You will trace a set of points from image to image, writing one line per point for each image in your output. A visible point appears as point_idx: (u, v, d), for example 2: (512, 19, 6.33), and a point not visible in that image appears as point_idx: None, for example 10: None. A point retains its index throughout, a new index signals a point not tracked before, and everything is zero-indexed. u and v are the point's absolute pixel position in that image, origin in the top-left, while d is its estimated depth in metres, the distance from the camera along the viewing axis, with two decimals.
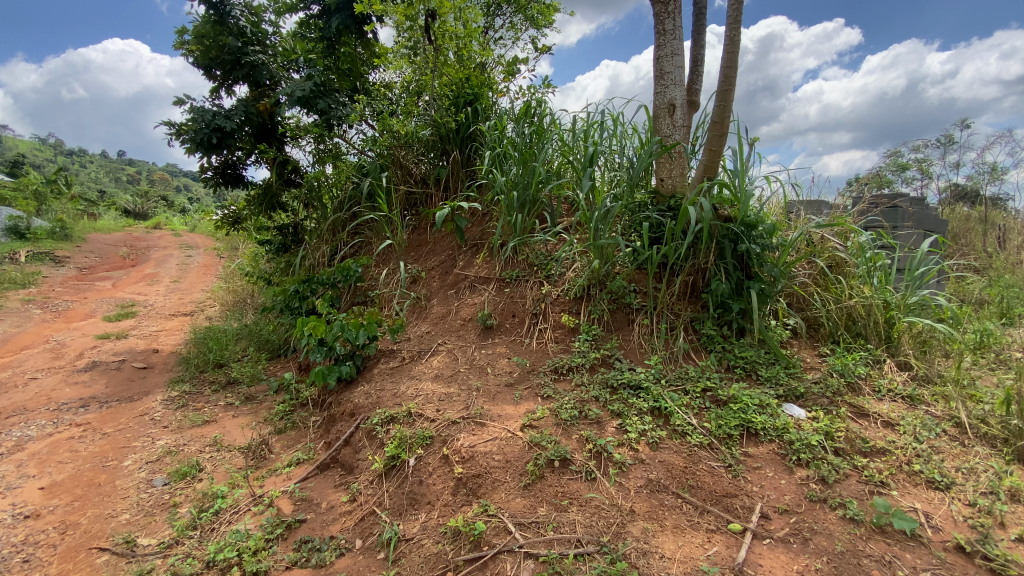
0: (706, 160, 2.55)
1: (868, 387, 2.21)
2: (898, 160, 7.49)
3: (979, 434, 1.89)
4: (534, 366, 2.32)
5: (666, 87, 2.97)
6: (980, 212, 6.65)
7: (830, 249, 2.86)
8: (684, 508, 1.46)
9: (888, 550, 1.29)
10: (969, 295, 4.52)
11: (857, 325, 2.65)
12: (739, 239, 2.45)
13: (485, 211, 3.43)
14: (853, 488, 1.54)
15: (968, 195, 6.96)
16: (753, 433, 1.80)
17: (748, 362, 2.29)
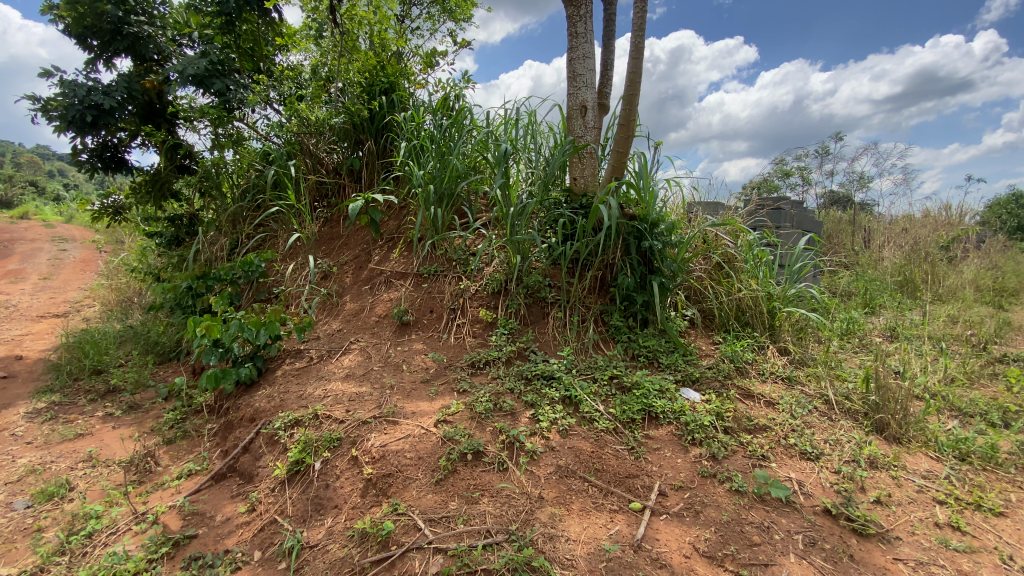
0: (614, 161, 2.66)
1: (754, 370, 2.44)
2: (784, 168, 8.32)
3: (843, 410, 2.15)
4: (451, 362, 2.30)
5: (579, 89, 3.06)
6: (850, 215, 7.55)
7: (723, 246, 3.12)
8: (590, 492, 1.52)
9: (768, 517, 1.43)
10: (840, 288, 5.13)
11: (746, 315, 2.92)
12: (643, 236, 2.60)
13: (401, 204, 3.35)
14: (739, 463, 1.70)
15: (840, 200, 7.88)
16: (654, 416, 1.92)
17: (651, 351, 2.44)
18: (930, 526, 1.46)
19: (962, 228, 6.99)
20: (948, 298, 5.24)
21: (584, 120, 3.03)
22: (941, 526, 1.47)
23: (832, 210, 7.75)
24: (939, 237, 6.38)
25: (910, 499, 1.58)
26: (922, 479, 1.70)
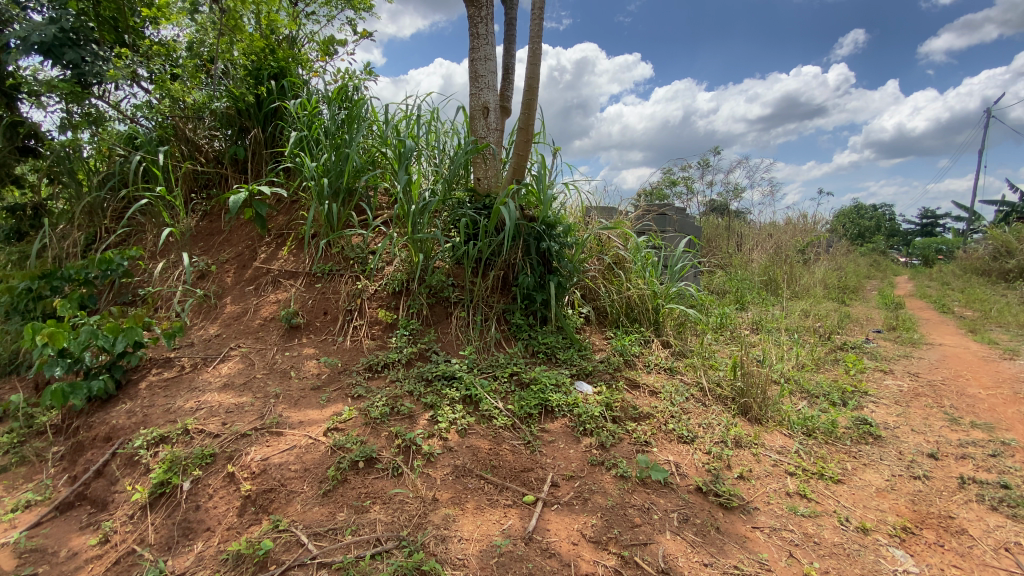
0: (515, 163, 2.70)
1: (640, 363, 2.62)
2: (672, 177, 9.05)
3: (715, 395, 2.37)
4: (346, 366, 2.19)
5: (480, 90, 3.08)
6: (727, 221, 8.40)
7: (614, 248, 3.31)
8: (486, 489, 1.52)
9: (648, 498, 1.53)
10: (716, 286, 5.69)
11: (635, 312, 3.12)
12: (542, 237, 2.68)
13: (292, 199, 3.14)
14: (625, 450, 1.80)
15: (718, 208, 8.74)
16: (550, 410, 1.98)
17: (549, 348, 2.51)
18: (782, 495, 1.65)
19: (814, 234, 8.06)
20: (801, 295, 6.01)
21: (486, 121, 3.03)
22: (792, 495, 1.66)
23: (711, 216, 8.54)
24: (796, 242, 7.31)
25: (767, 473, 1.78)
26: (777, 454, 1.93)
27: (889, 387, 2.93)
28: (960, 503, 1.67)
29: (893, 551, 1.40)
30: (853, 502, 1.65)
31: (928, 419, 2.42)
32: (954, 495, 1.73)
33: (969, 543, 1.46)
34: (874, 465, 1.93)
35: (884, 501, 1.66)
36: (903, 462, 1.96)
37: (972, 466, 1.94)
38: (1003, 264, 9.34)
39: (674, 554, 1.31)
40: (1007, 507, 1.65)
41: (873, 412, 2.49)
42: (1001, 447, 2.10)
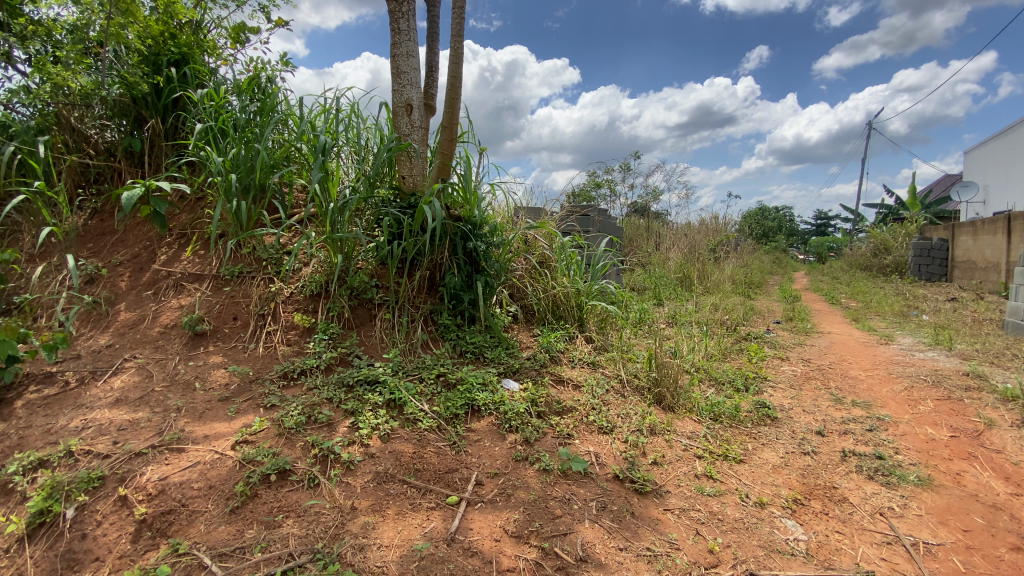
0: (439, 162, 2.67)
1: (565, 358, 2.70)
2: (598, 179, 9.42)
3: (633, 386, 2.50)
4: (259, 374, 2.06)
5: (403, 87, 2.97)
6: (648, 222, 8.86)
7: (540, 247, 3.37)
8: (408, 493, 1.49)
9: (569, 489, 1.58)
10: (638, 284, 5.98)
11: (561, 309, 3.20)
12: (468, 237, 2.67)
13: (197, 196, 2.91)
14: (548, 444, 1.85)
15: (640, 209, 9.20)
16: (476, 409, 1.98)
17: (477, 347, 2.51)
18: (691, 477, 1.76)
19: (724, 234, 8.66)
20: (712, 291, 6.46)
21: (410, 118, 2.95)
22: (700, 476, 1.78)
23: (633, 217, 8.94)
24: (709, 241, 7.84)
25: (679, 457, 1.89)
26: (688, 439, 2.06)
27: (786, 372, 3.21)
28: (843, 475, 1.87)
29: (785, 522, 1.54)
30: (753, 480, 1.79)
31: (817, 400, 2.69)
32: (838, 467, 1.93)
33: (848, 510, 1.64)
34: (771, 444, 2.11)
35: (780, 477, 1.82)
36: (796, 440, 2.16)
37: (853, 440, 2.18)
38: (880, 260, 10.56)
39: (592, 542, 1.35)
40: (879, 475, 1.87)
41: (771, 395, 2.72)
42: (876, 422, 2.38)
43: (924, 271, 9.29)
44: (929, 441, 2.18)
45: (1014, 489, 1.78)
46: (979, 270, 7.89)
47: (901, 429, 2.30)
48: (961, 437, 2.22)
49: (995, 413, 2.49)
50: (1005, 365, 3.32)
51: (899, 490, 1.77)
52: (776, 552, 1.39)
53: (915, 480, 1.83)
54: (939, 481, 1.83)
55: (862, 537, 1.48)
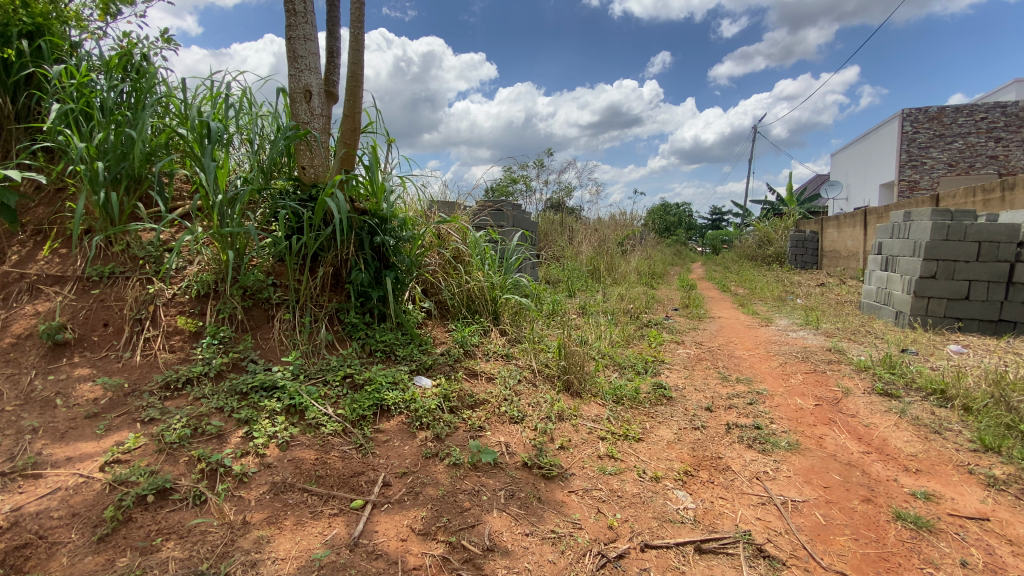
0: (342, 152, 2.53)
1: (479, 352, 2.71)
2: (513, 175, 9.57)
3: (544, 375, 2.57)
4: (136, 386, 1.84)
5: (301, 72, 2.67)
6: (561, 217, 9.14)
7: (453, 242, 3.31)
8: (309, 502, 1.42)
9: (478, 481, 1.59)
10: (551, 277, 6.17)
11: (475, 303, 3.20)
12: (375, 231, 2.58)
13: (57, 186, 2.55)
14: (459, 438, 1.84)
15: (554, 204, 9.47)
16: (385, 409, 1.92)
17: (388, 345, 2.44)
18: (594, 458, 1.85)
19: (630, 229, 9.13)
20: (620, 282, 6.80)
21: (309, 105, 2.66)
22: (603, 457, 1.87)
23: (547, 212, 9.15)
24: (617, 235, 8.26)
25: (584, 441, 1.98)
26: (593, 422, 2.16)
27: (682, 355, 3.47)
28: (727, 445, 2.06)
29: (677, 493, 1.66)
30: (650, 456, 1.92)
31: (707, 378, 2.94)
32: (723, 439, 2.11)
33: (731, 477, 1.80)
34: (666, 422, 2.26)
35: (673, 452, 1.97)
36: (689, 417, 2.34)
37: (736, 414, 2.40)
38: (764, 251, 11.72)
39: (499, 530, 1.37)
40: (757, 443, 2.08)
41: (668, 376, 2.94)
42: (756, 396, 2.64)
43: (799, 260, 10.45)
44: (798, 410, 2.46)
45: (863, 447, 2.06)
46: (842, 259, 9.01)
47: (776, 400, 2.58)
48: (823, 405, 2.53)
49: (850, 382, 2.86)
50: (859, 341, 3.82)
51: (773, 455, 1.98)
52: (668, 522, 1.50)
53: (786, 445, 2.06)
54: (805, 444, 2.08)
55: (742, 501, 1.64)
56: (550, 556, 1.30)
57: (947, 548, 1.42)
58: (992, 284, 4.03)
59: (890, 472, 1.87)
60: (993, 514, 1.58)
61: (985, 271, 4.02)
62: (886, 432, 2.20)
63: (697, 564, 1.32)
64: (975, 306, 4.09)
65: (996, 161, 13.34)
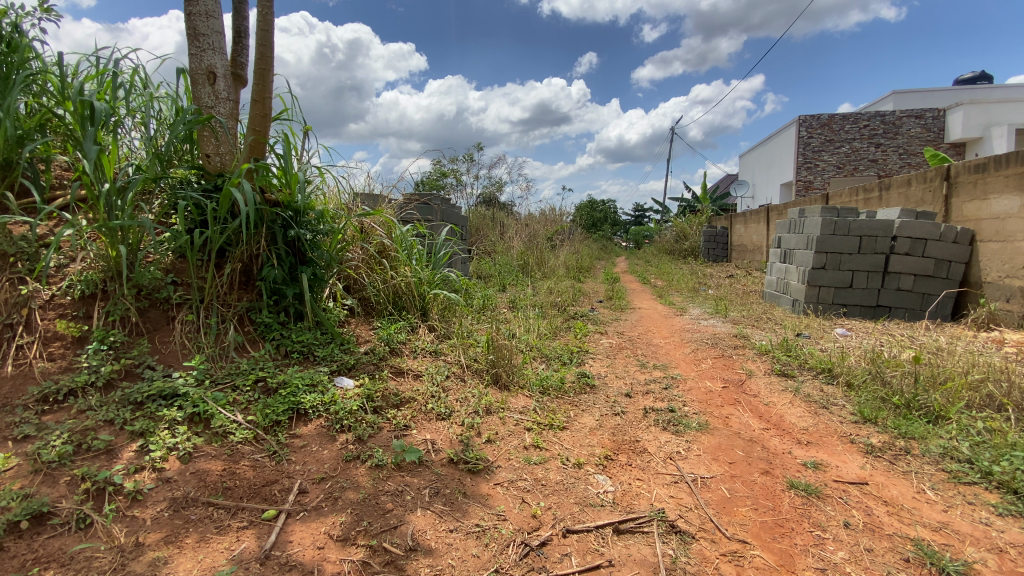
0: (251, 139, 2.36)
1: (406, 349, 2.65)
2: (444, 168, 9.46)
3: (472, 370, 2.56)
4: (6, 401, 1.60)
5: (202, 52, 2.40)
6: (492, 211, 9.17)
7: (377, 236, 3.21)
8: (214, 516, 1.32)
9: (402, 481, 1.55)
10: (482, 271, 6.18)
11: (401, 300, 3.13)
12: (289, 225, 2.43)
13: None
14: (383, 438, 1.79)
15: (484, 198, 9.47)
16: (302, 413, 1.83)
17: (305, 346, 2.31)
18: (520, 449, 1.87)
19: (559, 224, 9.34)
20: (549, 276, 6.95)
21: (214, 88, 2.42)
22: (528, 447, 1.90)
23: (478, 207, 9.15)
24: (546, 230, 8.42)
25: (510, 433, 2.00)
26: (520, 414, 2.18)
27: (605, 345, 3.60)
28: (645, 428, 2.16)
29: (598, 477, 1.72)
30: (573, 444, 1.97)
31: (628, 366, 3.08)
32: (641, 423, 2.22)
33: (647, 458, 1.89)
34: (589, 409, 2.34)
35: (595, 438, 2.04)
36: (610, 403, 2.43)
37: (653, 398, 2.53)
38: (681, 245, 12.46)
39: (422, 529, 1.35)
40: (671, 425, 2.20)
41: (591, 365, 3.04)
42: (671, 380, 2.81)
43: (712, 254, 11.21)
44: (708, 392, 2.64)
45: (764, 424, 2.25)
46: (748, 253, 9.77)
47: (689, 384, 2.75)
48: (730, 386, 2.73)
49: (753, 365, 3.12)
50: (762, 326, 4.17)
51: (685, 436, 2.11)
52: (589, 506, 1.55)
53: (696, 426, 2.20)
54: (713, 424, 2.23)
55: (657, 481, 1.73)
56: (474, 551, 1.30)
57: (833, 511, 1.58)
58: (871, 274, 4.54)
59: (786, 445, 2.05)
60: (871, 478, 1.78)
61: (865, 262, 4.51)
62: (783, 409, 2.42)
63: (615, 544, 1.38)
64: (858, 293, 4.58)
65: (875, 164, 14.99)
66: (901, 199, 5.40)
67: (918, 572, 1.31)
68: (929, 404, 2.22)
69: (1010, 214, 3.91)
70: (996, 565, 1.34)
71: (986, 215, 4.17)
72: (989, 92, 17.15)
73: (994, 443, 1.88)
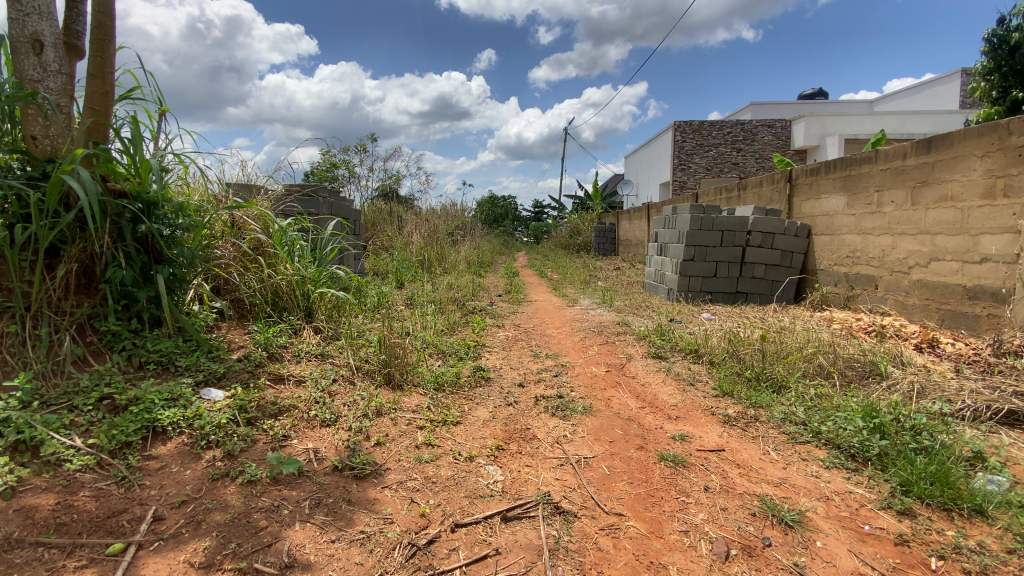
0: (89, 120, 2.03)
1: (287, 354, 2.47)
2: (335, 157, 8.96)
3: (362, 371, 2.47)
4: None
5: (26, 15, 1.96)
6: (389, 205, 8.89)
7: (250, 232, 2.94)
8: (44, 558, 1.13)
9: (279, 496, 1.45)
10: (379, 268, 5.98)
11: (281, 300, 2.90)
12: (140, 220, 2.13)
13: None
14: (257, 451, 1.66)
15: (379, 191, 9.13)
16: (159, 431, 1.63)
17: (164, 355, 2.05)
18: (411, 449, 1.84)
19: (459, 219, 9.31)
20: (450, 271, 6.91)
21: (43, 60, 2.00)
22: (420, 446, 1.87)
23: (375, 199, 8.81)
24: (447, 225, 8.34)
25: (401, 433, 1.95)
26: (412, 413, 2.15)
27: (501, 337, 3.67)
28: (535, 416, 2.24)
29: (488, 468, 1.76)
30: (466, 438, 1.99)
31: (522, 357, 3.17)
32: (532, 410, 2.30)
33: (536, 445, 1.97)
34: (483, 402, 2.37)
35: (487, 430, 2.07)
36: (503, 394, 2.48)
37: (543, 386, 2.63)
38: (574, 241, 13.09)
39: (300, 544, 1.28)
40: (559, 411, 2.31)
41: (487, 358, 3.08)
42: (561, 368, 2.94)
43: (601, 248, 11.88)
44: (593, 377, 2.80)
45: (640, 403, 2.44)
46: (632, 247, 10.52)
47: (577, 370, 2.91)
48: (612, 370, 2.93)
49: (633, 349, 3.37)
50: (642, 314, 4.52)
51: (571, 420, 2.22)
52: (478, 498, 1.57)
53: (582, 410, 2.32)
54: (597, 406, 2.38)
55: (545, 466, 1.81)
56: (357, 558, 1.25)
57: (695, 477, 1.76)
58: (731, 264, 5.11)
59: (658, 421, 2.24)
60: (727, 445, 2.02)
61: (726, 254, 5.07)
62: (657, 388, 2.65)
63: (502, 532, 1.42)
64: (721, 281, 5.14)
65: (737, 168, 16.92)
66: (755, 198, 6.14)
67: (762, 523, 1.51)
68: (773, 376, 2.57)
69: (837, 211, 4.62)
70: (822, 511, 1.59)
71: (819, 212, 4.89)
72: (822, 106, 20.07)
73: (823, 406, 2.23)
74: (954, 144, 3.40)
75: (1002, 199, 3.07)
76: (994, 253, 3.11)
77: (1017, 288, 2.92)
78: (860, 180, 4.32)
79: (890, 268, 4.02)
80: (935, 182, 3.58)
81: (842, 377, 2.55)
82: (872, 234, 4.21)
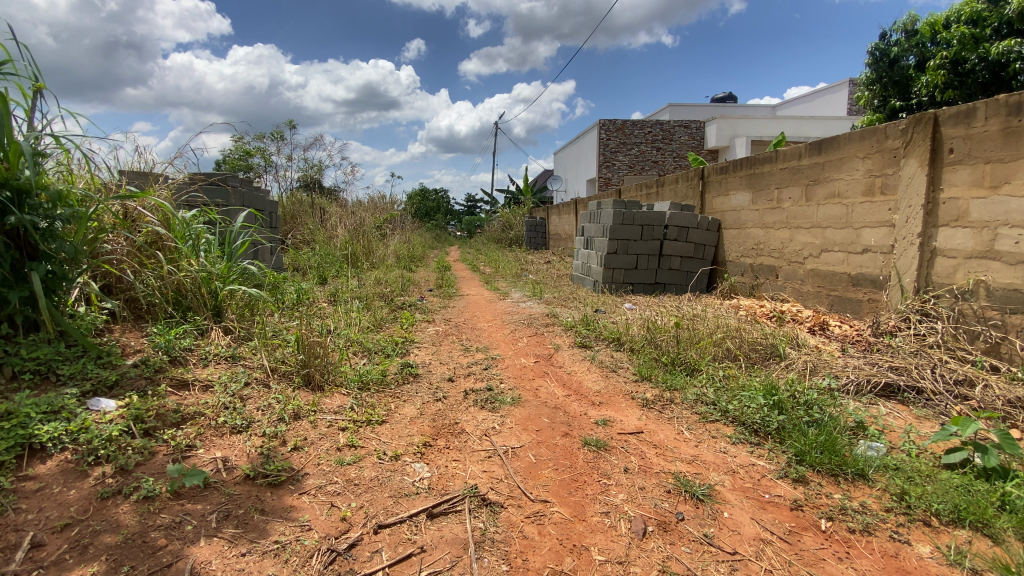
0: None
1: (192, 357, 2.29)
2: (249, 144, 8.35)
3: (279, 373, 2.33)
4: None
5: None
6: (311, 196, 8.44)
7: (146, 224, 2.67)
8: None
9: (181, 511, 1.34)
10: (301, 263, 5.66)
11: (184, 299, 2.67)
12: (9, 210, 1.87)
13: None
14: (156, 464, 1.52)
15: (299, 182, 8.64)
16: (36, 449, 1.45)
17: (42, 363, 1.82)
18: (332, 451, 1.77)
19: (388, 212, 9.04)
20: (378, 266, 6.70)
21: None
22: (341, 448, 1.81)
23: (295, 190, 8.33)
24: (373, 218, 8.07)
25: (321, 436, 1.87)
26: (333, 414, 2.06)
27: (431, 333, 3.61)
28: (463, 410, 2.23)
29: (414, 466, 1.73)
30: (392, 436, 1.94)
31: (451, 351, 3.14)
32: (460, 404, 2.29)
33: (464, 438, 1.96)
34: (410, 399, 2.33)
35: (415, 427, 2.03)
36: (431, 390, 2.45)
37: (473, 379, 2.63)
38: (506, 235, 13.18)
39: (206, 560, 1.19)
40: (488, 404, 2.31)
41: (415, 354, 3.03)
42: (490, 360, 2.96)
43: (532, 242, 12.04)
44: (522, 367, 2.84)
45: (566, 392, 2.50)
46: (561, 241, 10.76)
47: (506, 362, 2.93)
48: (540, 361, 2.99)
49: (560, 339, 3.45)
50: (569, 305, 4.64)
51: (500, 412, 2.24)
52: (403, 496, 1.55)
53: (510, 401, 2.35)
54: (525, 397, 2.41)
55: (472, 459, 1.81)
56: (271, 570, 1.19)
57: (616, 460, 1.84)
58: (650, 256, 5.37)
59: (582, 408, 2.32)
60: (645, 427, 2.12)
61: (645, 246, 5.32)
62: (582, 376, 2.73)
63: (428, 530, 1.40)
64: (640, 273, 5.39)
65: (655, 165, 17.80)
66: (672, 194, 6.48)
67: (676, 500, 1.61)
68: (687, 360, 2.75)
69: (743, 207, 4.99)
70: (729, 484, 1.72)
71: (728, 208, 5.25)
72: (731, 109, 21.59)
73: (731, 387, 2.41)
74: (842, 146, 3.77)
75: (880, 196, 3.44)
76: (874, 244, 3.49)
77: (892, 276, 3.30)
78: (763, 178, 4.69)
79: (788, 259, 4.41)
80: (826, 180, 3.95)
81: (747, 359, 2.77)
82: (773, 228, 4.59)
